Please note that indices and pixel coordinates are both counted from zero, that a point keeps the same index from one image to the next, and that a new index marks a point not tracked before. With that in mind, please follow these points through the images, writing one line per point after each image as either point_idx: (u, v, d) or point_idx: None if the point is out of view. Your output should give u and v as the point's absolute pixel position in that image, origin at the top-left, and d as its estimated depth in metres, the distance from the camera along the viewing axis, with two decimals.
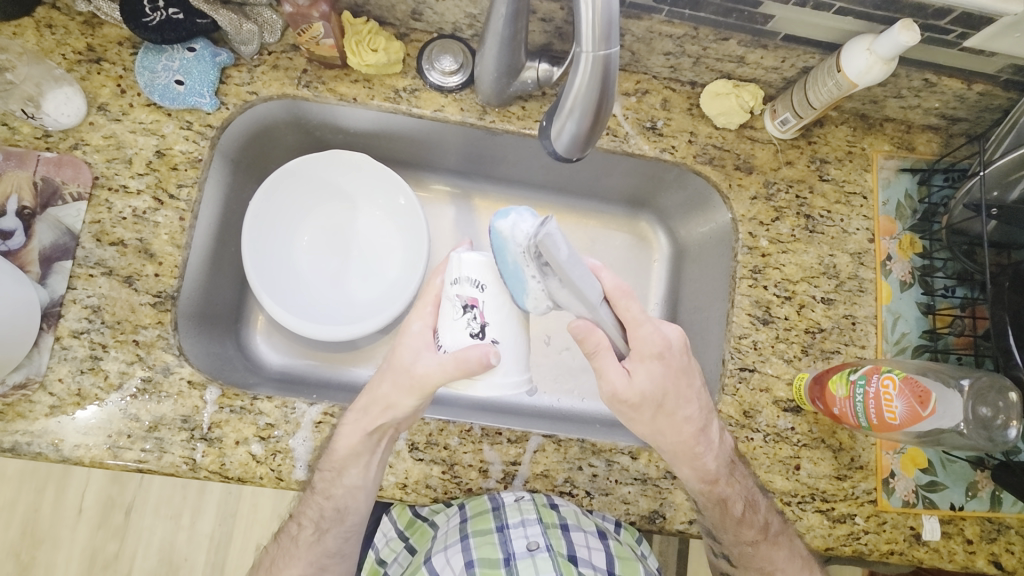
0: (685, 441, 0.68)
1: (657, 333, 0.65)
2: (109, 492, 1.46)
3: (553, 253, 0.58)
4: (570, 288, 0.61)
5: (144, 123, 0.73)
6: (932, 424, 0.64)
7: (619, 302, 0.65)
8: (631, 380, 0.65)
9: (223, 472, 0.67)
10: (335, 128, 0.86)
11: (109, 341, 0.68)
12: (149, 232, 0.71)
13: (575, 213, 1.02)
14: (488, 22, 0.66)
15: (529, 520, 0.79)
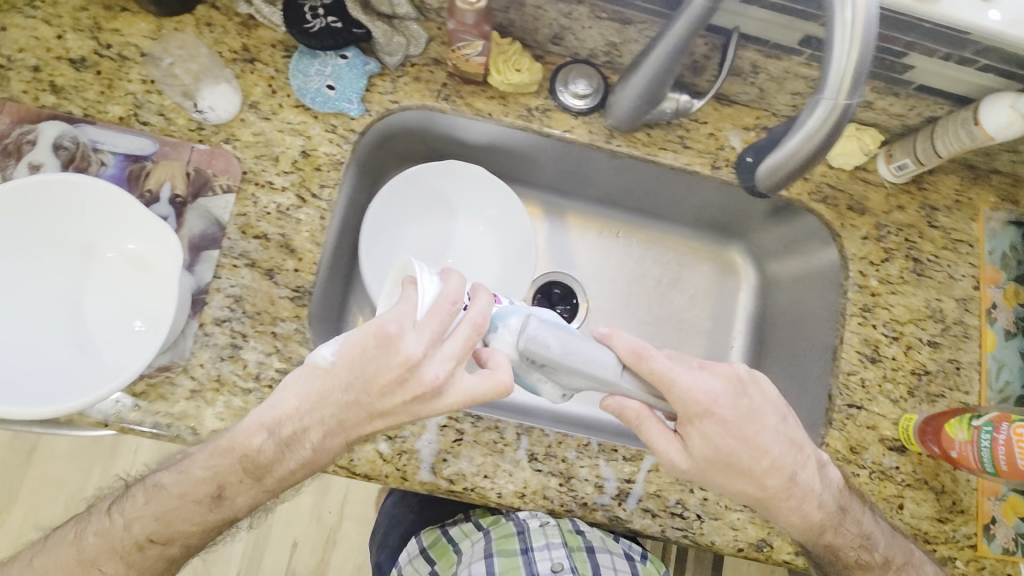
0: (760, 477, 0.65)
1: (705, 387, 0.62)
2: None
3: (544, 351, 0.59)
4: (581, 374, 0.60)
5: (292, 123, 0.74)
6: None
7: (638, 367, 0.61)
8: (686, 449, 0.64)
9: (351, 467, 0.69)
10: (453, 139, 0.88)
11: (249, 331, 0.70)
12: (290, 229, 0.72)
13: (664, 238, 1.04)
14: (648, 50, 0.67)
15: (554, 544, 0.82)
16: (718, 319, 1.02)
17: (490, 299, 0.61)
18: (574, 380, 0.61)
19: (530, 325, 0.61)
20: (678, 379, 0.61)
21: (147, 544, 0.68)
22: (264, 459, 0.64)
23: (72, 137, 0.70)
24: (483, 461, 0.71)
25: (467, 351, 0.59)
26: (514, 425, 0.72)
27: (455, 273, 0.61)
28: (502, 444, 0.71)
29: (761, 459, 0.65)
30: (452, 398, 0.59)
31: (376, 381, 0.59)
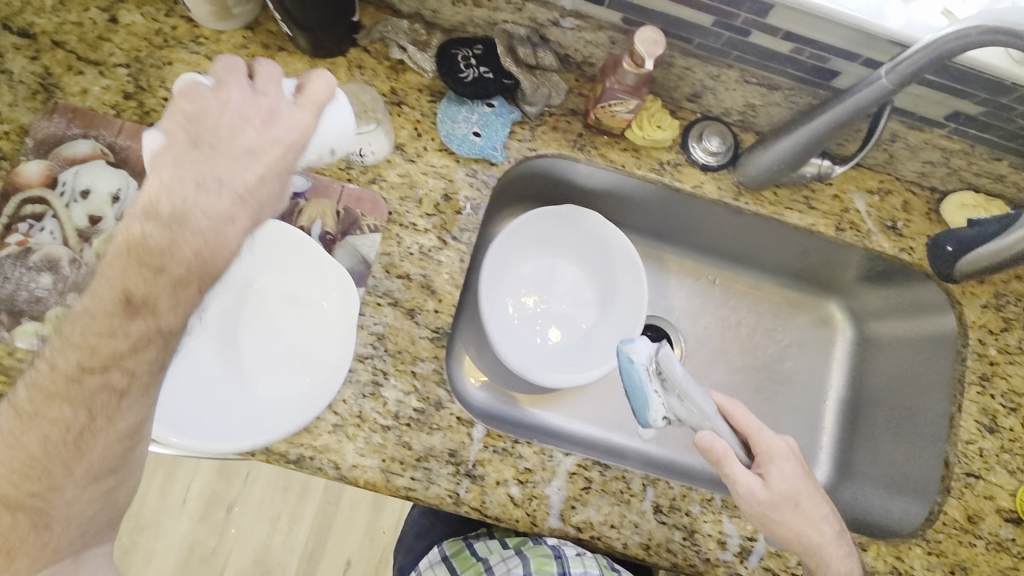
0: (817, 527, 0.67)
1: (783, 441, 0.69)
2: (213, 487, 1.55)
3: (677, 368, 0.68)
4: (692, 401, 0.69)
5: (436, 166, 0.76)
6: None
7: (732, 413, 0.71)
8: (765, 482, 0.67)
9: (483, 509, 0.70)
10: (570, 185, 0.91)
11: (389, 369, 0.71)
12: (432, 270, 0.75)
13: (762, 288, 1.04)
14: (804, 120, 0.69)
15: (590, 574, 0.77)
16: (811, 373, 1.03)
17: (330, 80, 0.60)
18: (690, 404, 0.69)
19: (666, 346, 0.70)
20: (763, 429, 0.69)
21: (77, 377, 0.55)
22: (196, 203, 0.54)
23: None
24: (610, 510, 0.72)
25: (234, 143, 0.56)
26: (641, 476, 0.73)
27: (238, 59, 0.60)
28: (629, 494, 0.72)
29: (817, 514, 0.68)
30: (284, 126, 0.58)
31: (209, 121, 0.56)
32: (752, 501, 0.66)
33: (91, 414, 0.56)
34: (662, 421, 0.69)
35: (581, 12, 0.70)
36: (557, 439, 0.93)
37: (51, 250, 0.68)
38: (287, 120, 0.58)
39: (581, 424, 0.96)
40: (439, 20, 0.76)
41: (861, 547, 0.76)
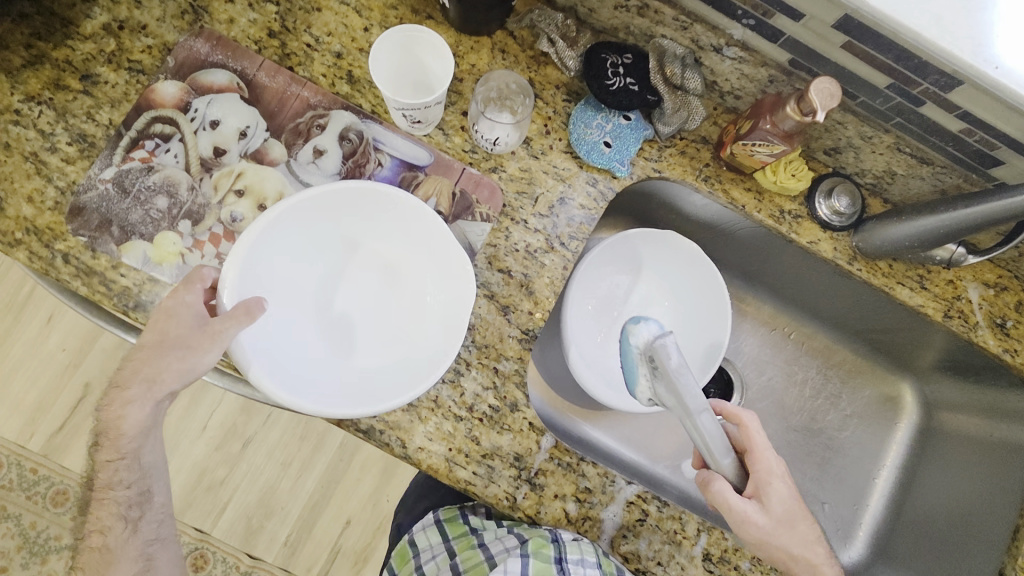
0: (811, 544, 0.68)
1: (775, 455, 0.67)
2: (234, 420, 1.59)
3: (665, 360, 0.65)
4: (674, 395, 0.64)
5: (558, 168, 0.76)
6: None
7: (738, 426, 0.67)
8: (763, 508, 0.65)
9: (536, 518, 0.69)
10: (674, 209, 0.89)
11: (473, 361, 0.71)
12: (534, 271, 0.74)
13: (836, 352, 1.02)
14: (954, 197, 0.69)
15: (592, 565, 0.68)
16: (866, 449, 1.01)
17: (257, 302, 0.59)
18: (672, 397, 0.64)
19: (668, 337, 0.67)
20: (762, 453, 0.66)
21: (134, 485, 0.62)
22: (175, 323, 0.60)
23: (358, 130, 0.72)
24: (660, 548, 0.71)
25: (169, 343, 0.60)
26: (697, 520, 0.72)
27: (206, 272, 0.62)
28: (681, 536, 0.71)
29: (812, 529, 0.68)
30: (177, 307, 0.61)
31: (172, 329, 0.60)
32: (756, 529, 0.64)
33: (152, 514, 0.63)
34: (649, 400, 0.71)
35: (748, 43, 0.68)
36: (603, 457, 0.93)
37: (172, 172, 0.68)
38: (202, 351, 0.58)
39: (629, 448, 0.95)
40: (593, 20, 0.75)
41: None
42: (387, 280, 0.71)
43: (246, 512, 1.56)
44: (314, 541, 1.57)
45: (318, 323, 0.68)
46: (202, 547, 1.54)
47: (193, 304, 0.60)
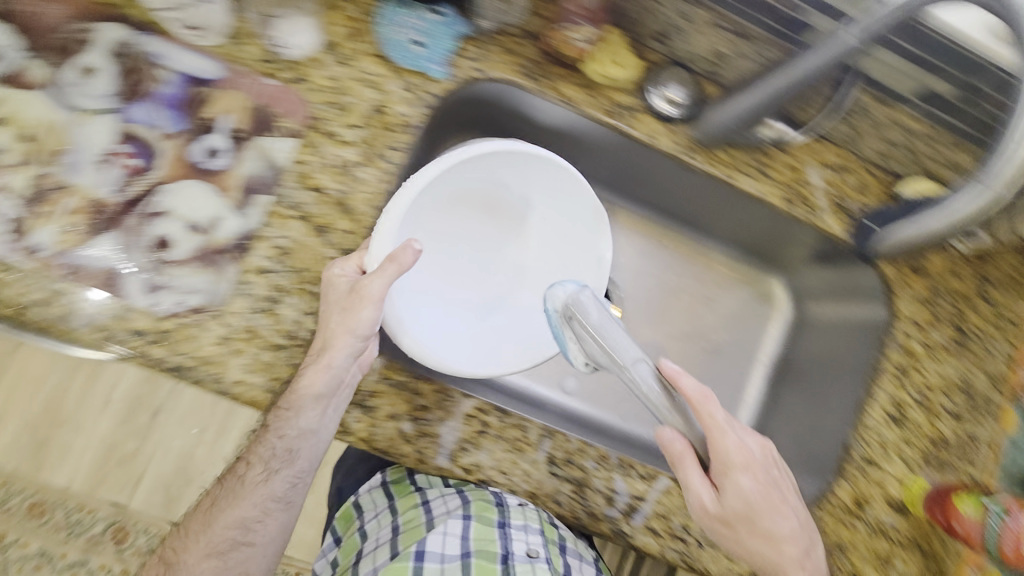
0: (773, 543, 0.67)
1: (741, 442, 0.66)
2: (139, 392, 1.53)
3: (585, 313, 0.66)
4: (603, 351, 0.64)
5: (369, 73, 0.70)
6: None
7: (701, 408, 0.66)
8: (720, 496, 0.66)
9: (370, 441, 0.68)
10: (521, 116, 0.84)
11: (290, 286, 0.67)
12: (350, 187, 0.69)
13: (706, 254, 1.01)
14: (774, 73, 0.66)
15: (531, 529, 0.86)
16: (743, 346, 1.01)
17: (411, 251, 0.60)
18: (602, 354, 0.65)
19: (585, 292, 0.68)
20: (721, 436, 0.66)
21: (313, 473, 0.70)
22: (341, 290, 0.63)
23: (130, 44, 0.65)
24: (503, 456, 0.71)
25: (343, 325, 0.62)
26: (539, 426, 0.72)
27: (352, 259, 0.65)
28: (524, 442, 0.72)
29: (776, 526, 0.67)
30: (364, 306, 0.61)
31: (331, 298, 0.63)
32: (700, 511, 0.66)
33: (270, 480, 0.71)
34: (586, 365, 0.69)
35: None
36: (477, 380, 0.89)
37: None
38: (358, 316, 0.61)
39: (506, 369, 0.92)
40: None
41: None
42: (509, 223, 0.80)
43: (164, 481, 1.52)
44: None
45: (428, 266, 0.76)
46: (121, 520, 1.52)
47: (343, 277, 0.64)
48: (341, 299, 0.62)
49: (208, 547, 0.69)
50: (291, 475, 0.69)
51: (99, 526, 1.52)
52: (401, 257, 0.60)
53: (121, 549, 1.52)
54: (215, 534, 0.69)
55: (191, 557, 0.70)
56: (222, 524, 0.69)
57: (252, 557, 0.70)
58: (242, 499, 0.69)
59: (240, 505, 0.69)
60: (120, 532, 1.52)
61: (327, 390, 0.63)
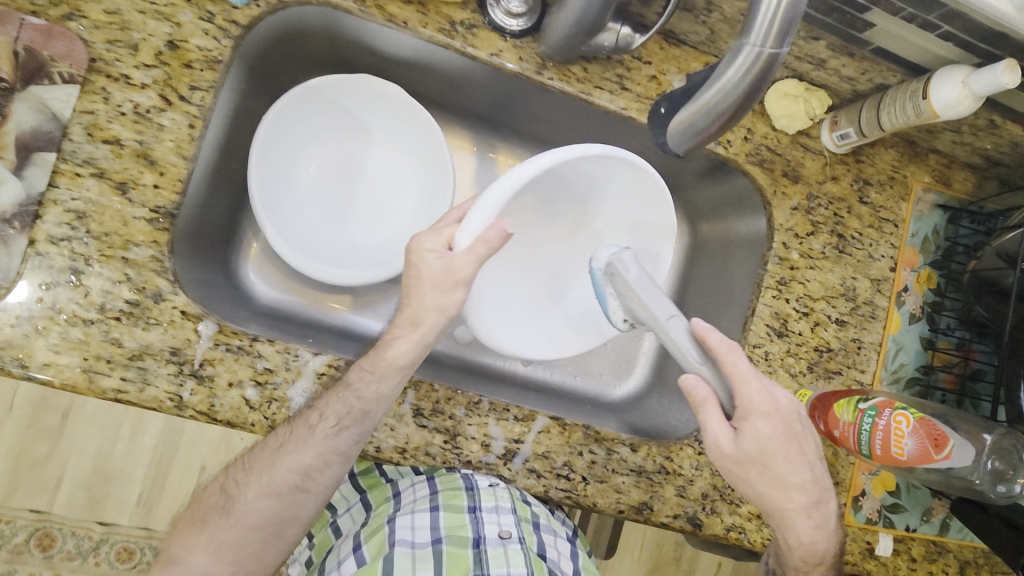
0: (783, 494, 0.63)
1: (763, 389, 0.59)
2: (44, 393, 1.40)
3: (626, 272, 0.62)
4: (643, 305, 0.60)
5: (157, 4, 0.61)
6: (942, 466, 0.64)
7: (726, 358, 0.58)
8: (736, 438, 0.59)
9: (211, 414, 0.62)
10: (363, 47, 0.77)
11: (93, 254, 0.59)
12: (151, 136, 0.61)
13: None
14: None
15: (503, 508, 0.73)
16: None
17: (500, 228, 0.61)
18: (639, 310, 0.60)
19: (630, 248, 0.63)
20: (749, 388, 0.59)
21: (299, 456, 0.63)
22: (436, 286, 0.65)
23: None
24: None
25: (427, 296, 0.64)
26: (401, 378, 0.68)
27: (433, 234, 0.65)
28: None
29: (790, 479, 0.62)
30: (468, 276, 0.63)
31: (425, 273, 0.64)
32: (722, 453, 0.60)
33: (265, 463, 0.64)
34: (626, 322, 0.65)
35: None
36: (354, 339, 0.84)
37: None
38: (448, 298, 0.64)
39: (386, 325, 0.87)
40: None
41: (631, 448, 0.74)
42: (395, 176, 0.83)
43: (84, 482, 1.41)
44: (169, 495, 1.45)
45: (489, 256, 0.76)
46: (43, 527, 1.39)
47: (435, 252, 0.64)
48: (435, 280, 0.64)
49: (268, 486, 0.63)
50: (361, 431, 0.63)
51: (20, 536, 1.38)
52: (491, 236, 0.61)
53: (48, 556, 1.40)
54: (276, 475, 0.63)
55: (250, 493, 0.63)
56: (281, 466, 0.62)
57: (302, 503, 0.64)
58: (308, 447, 0.62)
59: (301, 451, 0.62)
60: (45, 539, 1.39)
61: (411, 362, 0.65)
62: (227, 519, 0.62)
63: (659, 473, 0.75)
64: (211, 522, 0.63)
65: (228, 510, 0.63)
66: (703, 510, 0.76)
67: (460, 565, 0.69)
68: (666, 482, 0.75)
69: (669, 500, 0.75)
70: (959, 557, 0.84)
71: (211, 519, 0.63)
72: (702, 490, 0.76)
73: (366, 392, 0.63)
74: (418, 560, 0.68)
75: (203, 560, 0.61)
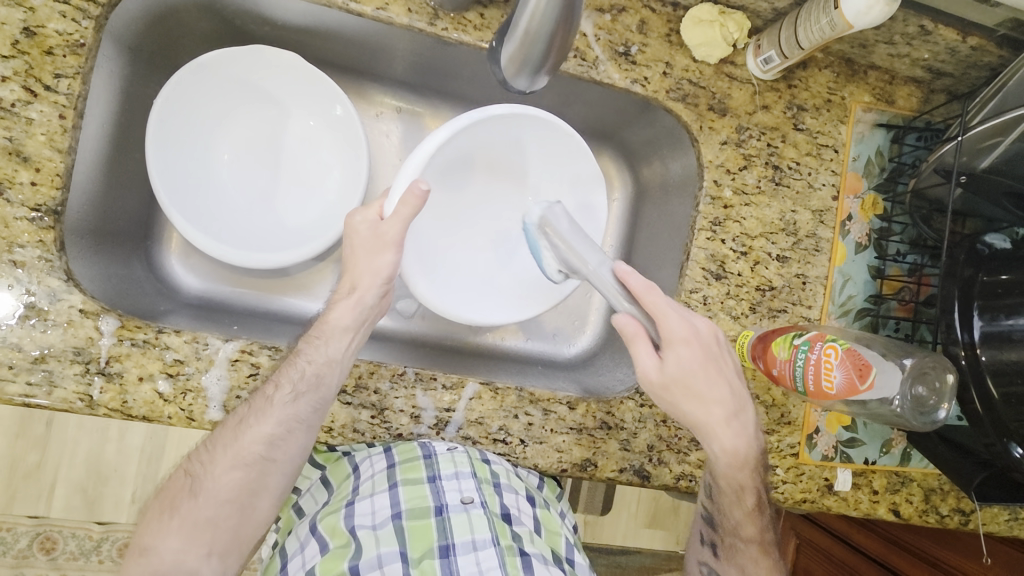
0: (710, 426, 0.64)
1: (691, 322, 0.61)
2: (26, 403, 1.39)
3: (554, 223, 0.68)
4: (575, 252, 0.64)
5: None
6: (872, 396, 0.61)
7: (646, 297, 0.59)
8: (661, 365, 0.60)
9: (125, 410, 0.61)
10: (253, 16, 0.73)
11: None
12: (19, 131, 0.58)
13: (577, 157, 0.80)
14: None
15: (463, 474, 0.69)
16: None
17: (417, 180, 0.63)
18: (574, 257, 0.64)
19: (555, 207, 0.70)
20: (665, 316, 0.59)
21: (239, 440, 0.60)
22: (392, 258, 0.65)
23: None
24: None
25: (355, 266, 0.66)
26: None
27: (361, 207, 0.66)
28: None
29: (707, 406, 0.63)
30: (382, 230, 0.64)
31: (359, 243, 0.66)
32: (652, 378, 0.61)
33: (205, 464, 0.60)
34: (561, 274, 0.68)
35: None
36: (292, 322, 0.83)
37: None
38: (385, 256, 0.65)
39: (325, 305, 0.86)
40: None
41: (569, 406, 0.73)
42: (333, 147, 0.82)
43: (78, 485, 1.42)
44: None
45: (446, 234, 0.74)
46: (44, 531, 1.40)
47: (365, 218, 0.65)
48: (366, 243, 0.65)
49: (232, 461, 0.59)
50: (319, 398, 0.62)
51: (23, 542, 1.39)
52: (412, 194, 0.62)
53: (52, 558, 1.40)
54: (238, 450, 0.59)
55: (214, 470, 0.59)
56: (245, 441, 0.60)
57: (272, 474, 0.61)
58: (268, 416, 0.60)
59: (262, 421, 0.60)
60: (47, 542, 1.40)
61: (355, 322, 0.65)
62: (197, 499, 0.59)
63: (601, 428, 0.73)
64: (181, 506, 0.59)
65: (196, 491, 0.59)
66: (650, 462, 0.74)
67: (424, 536, 0.66)
68: (609, 437, 0.73)
69: (614, 455, 0.73)
70: (924, 486, 0.83)
71: (180, 502, 0.59)
72: (648, 442, 0.74)
73: (315, 355, 0.63)
74: (382, 537, 0.65)
75: (177, 546, 0.57)
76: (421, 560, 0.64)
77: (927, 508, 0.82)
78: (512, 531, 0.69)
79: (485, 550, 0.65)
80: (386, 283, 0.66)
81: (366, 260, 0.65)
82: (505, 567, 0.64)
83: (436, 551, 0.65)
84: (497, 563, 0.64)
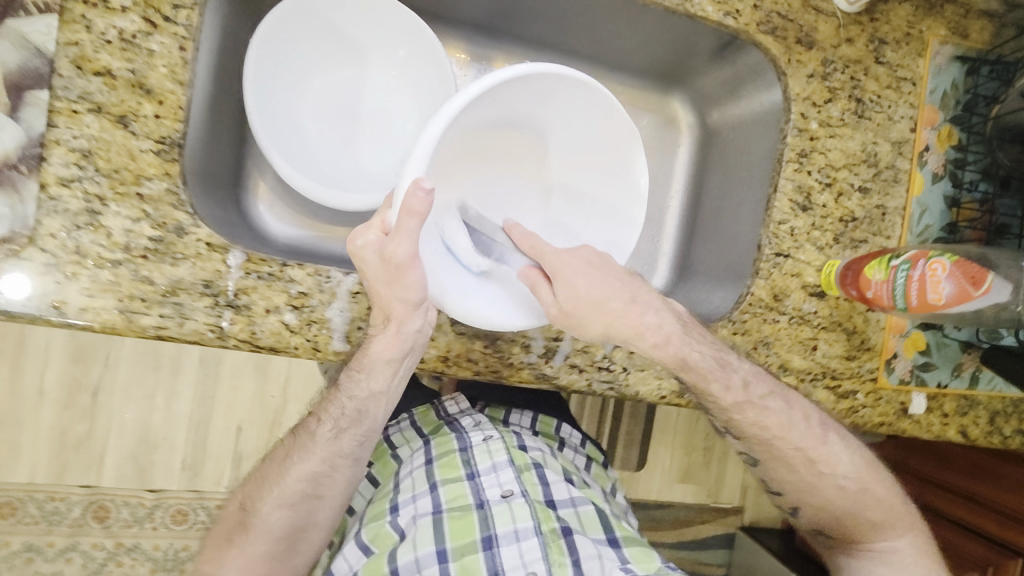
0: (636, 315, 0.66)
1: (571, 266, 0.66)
2: (73, 373, 1.35)
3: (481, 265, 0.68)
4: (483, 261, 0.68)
5: None
6: (981, 303, 0.65)
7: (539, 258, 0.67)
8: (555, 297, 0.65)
9: (254, 341, 0.62)
10: None
11: (107, 194, 0.59)
12: (141, 63, 0.59)
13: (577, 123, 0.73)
14: None
15: (501, 465, 0.74)
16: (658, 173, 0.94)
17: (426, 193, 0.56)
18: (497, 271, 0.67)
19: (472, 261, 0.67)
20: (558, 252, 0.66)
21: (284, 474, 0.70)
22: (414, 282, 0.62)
23: None
24: None
25: (376, 296, 0.63)
26: None
27: (357, 227, 0.63)
28: None
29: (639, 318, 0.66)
30: (401, 262, 0.60)
31: (369, 274, 0.62)
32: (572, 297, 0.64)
33: (245, 510, 0.70)
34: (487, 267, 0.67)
35: None
36: None
37: None
38: (406, 293, 0.62)
39: None
40: None
41: None
42: (414, 97, 0.83)
43: (128, 454, 1.38)
44: (212, 458, 1.41)
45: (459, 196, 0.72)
46: (97, 499, 1.37)
47: (370, 244, 0.62)
48: (379, 272, 0.62)
49: (282, 497, 0.69)
50: (362, 432, 0.71)
51: (76, 510, 1.36)
52: (414, 205, 0.56)
53: (107, 526, 1.37)
54: (290, 488, 0.70)
55: (266, 507, 0.70)
56: (292, 477, 0.70)
57: (320, 509, 0.71)
58: (313, 454, 0.70)
59: (307, 459, 0.70)
60: (101, 510, 1.37)
61: (400, 354, 0.66)
62: (252, 533, 0.69)
63: None
64: (238, 537, 0.69)
65: (248, 525, 0.69)
66: None
67: (467, 526, 0.70)
68: None
69: None
70: (990, 408, 0.86)
71: (239, 537, 0.69)
72: None
73: (359, 391, 0.69)
74: (419, 539, 0.69)
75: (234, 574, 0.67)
76: (462, 555, 0.68)
77: (992, 430, 0.86)
78: (556, 515, 0.72)
79: (528, 540, 0.69)
80: (418, 306, 0.64)
81: (390, 292, 0.62)
82: (550, 552, 0.68)
83: (479, 544, 0.68)
84: (540, 554, 0.68)
